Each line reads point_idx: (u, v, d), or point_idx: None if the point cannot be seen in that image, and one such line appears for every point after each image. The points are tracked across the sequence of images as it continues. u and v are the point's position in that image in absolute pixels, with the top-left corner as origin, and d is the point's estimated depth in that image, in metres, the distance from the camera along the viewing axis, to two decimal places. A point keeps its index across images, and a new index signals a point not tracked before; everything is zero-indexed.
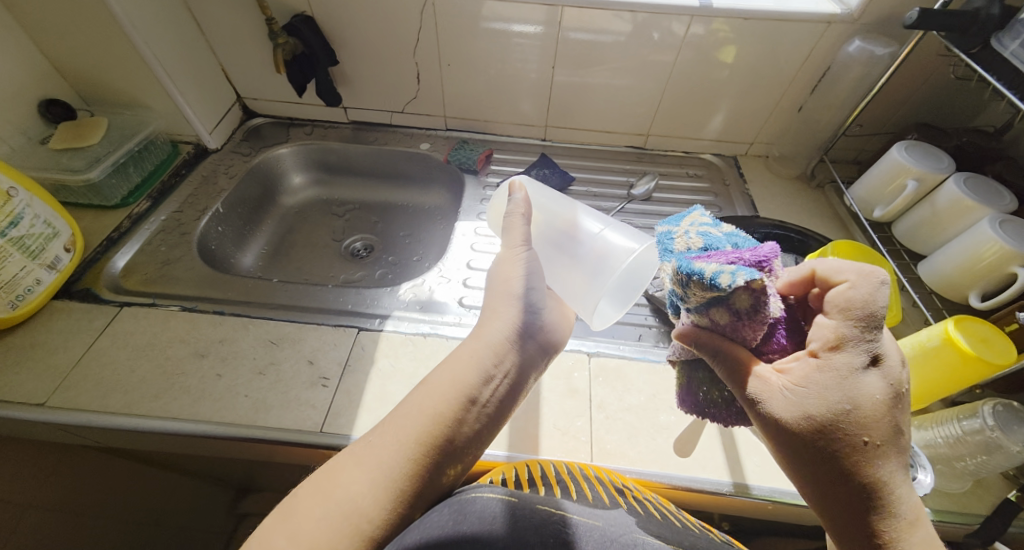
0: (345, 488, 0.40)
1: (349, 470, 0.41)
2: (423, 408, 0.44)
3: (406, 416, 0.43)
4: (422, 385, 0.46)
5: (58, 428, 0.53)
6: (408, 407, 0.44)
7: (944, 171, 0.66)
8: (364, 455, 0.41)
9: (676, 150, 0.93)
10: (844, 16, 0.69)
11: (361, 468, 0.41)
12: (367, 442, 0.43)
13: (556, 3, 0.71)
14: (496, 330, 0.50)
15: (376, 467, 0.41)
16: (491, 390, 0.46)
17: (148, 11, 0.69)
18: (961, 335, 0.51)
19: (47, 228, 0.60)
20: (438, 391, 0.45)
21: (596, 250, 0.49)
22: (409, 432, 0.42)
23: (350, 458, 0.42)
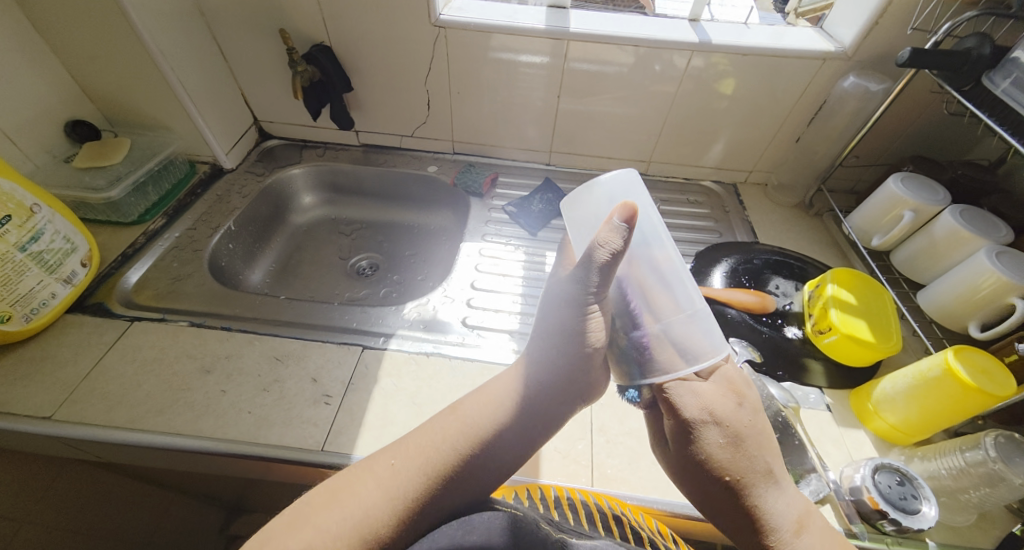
0: (361, 498, 0.40)
1: (363, 483, 0.41)
2: (449, 433, 0.44)
3: (432, 438, 0.44)
4: (452, 410, 0.46)
5: (62, 442, 0.54)
6: (437, 431, 0.44)
7: (940, 203, 0.67)
8: (385, 475, 0.42)
9: (678, 176, 0.95)
10: (839, 53, 0.72)
11: (379, 484, 0.41)
12: (389, 464, 0.43)
13: (563, 37, 0.74)
14: (539, 362, 0.46)
15: (394, 489, 0.41)
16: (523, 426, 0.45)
17: (175, 39, 0.72)
18: (961, 365, 0.52)
19: (66, 244, 0.62)
20: (469, 422, 0.45)
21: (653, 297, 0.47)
22: (434, 457, 0.43)
23: (368, 470, 0.43)
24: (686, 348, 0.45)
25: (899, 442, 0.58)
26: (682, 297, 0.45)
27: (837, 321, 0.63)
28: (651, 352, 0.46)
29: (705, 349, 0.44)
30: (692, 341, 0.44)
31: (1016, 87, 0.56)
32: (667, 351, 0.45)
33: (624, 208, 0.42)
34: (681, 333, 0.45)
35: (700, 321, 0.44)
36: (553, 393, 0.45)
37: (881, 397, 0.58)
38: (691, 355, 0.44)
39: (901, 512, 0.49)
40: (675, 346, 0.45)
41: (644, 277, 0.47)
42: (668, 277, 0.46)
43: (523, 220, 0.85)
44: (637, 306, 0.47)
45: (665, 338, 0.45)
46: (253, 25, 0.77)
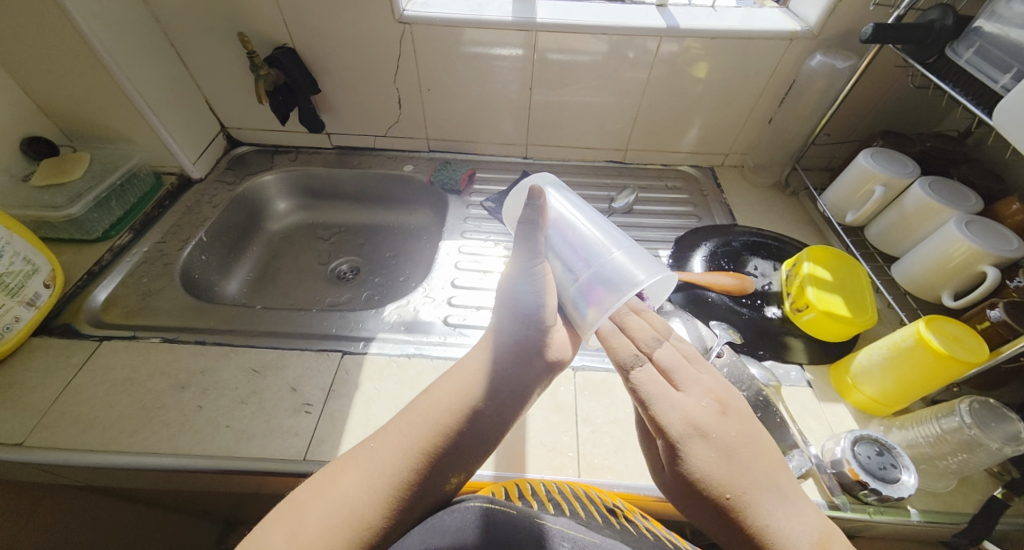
0: (345, 490, 0.39)
1: (348, 472, 0.41)
2: (428, 415, 0.43)
3: (410, 425, 0.43)
4: (426, 392, 0.46)
5: (35, 468, 0.53)
6: (414, 412, 0.44)
7: (908, 176, 0.68)
8: (366, 459, 0.42)
9: (655, 163, 0.95)
10: (804, 32, 0.73)
11: (361, 471, 0.41)
12: (369, 447, 0.42)
13: (531, 28, 0.73)
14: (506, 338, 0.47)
15: (378, 474, 0.40)
16: (497, 400, 0.44)
17: (131, 48, 0.70)
18: (933, 334, 0.53)
19: (27, 265, 0.60)
20: (445, 402, 0.44)
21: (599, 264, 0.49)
22: (414, 437, 0.42)
23: (348, 462, 0.42)
24: (626, 278, 0.48)
25: (878, 414, 0.59)
26: (613, 243, 0.51)
27: (813, 298, 0.64)
28: (606, 300, 0.48)
29: (641, 271, 0.48)
30: (627, 271, 0.48)
31: (979, 56, 0.57)
32: (611, 286, 0.48)
33: (534, 188, 0.53)
34: (619, 268, 0.49)
35: (633, 258, 0.50)
36: (523, 358, 0.46)
37: (859, 370, 0.59)
38: (631, 281, 0.47)
39: (881, 481, 0.50)
40: (616, 277, 0.48)
41: (582, 233, 0.52)
42: (600, 231, 0.52)
43: (501, 215, 0.84)
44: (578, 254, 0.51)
45: (608, 275, 0.49)
46: (213, 30, 0.75)
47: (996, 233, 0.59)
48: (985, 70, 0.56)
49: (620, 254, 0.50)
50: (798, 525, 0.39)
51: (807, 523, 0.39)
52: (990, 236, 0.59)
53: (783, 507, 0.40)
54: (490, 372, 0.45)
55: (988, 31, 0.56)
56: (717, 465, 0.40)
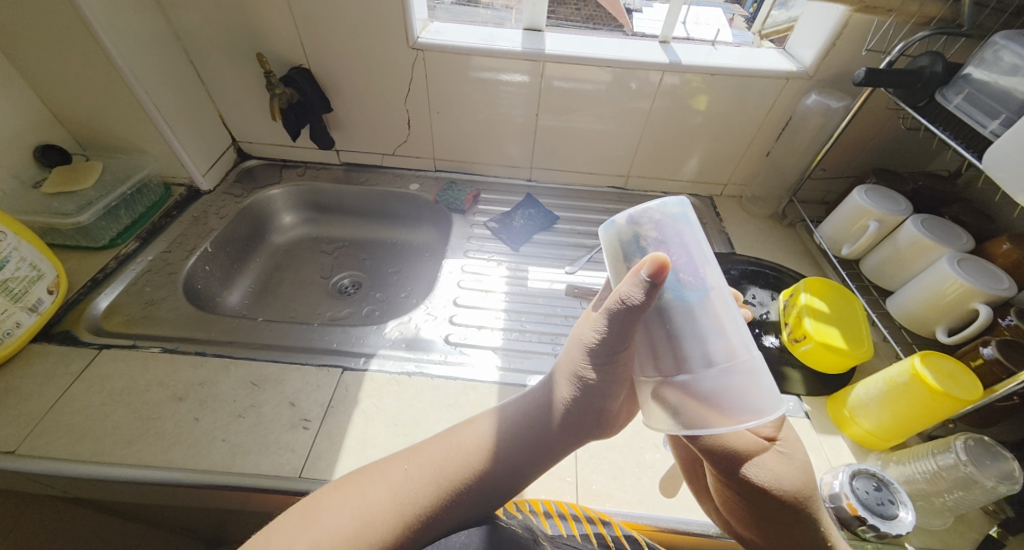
0: (368, 498, 0.41)
1: (373, 485, 0.42)
2: (462, 449, 0.44)
3: (443, 452, 0.44)
4: (468, 424, 0.46)
5: (24, 478, 0.52)
6: (453, 440, 0.44)
7: (902, 213, 0.70)
8: (397, 479, 0.42)
9: (655, 190, 0.97)
10: (800, 72, 0.76)
11: (388, 489, 0.41)
12: (401, 470, 0.43)
13: (539, 58, 0.76)
14: (545, 392, 0.45)
15: (404, 494, 0.41)
16: (521, 453, 0.43)
17: (149, 62, 0.72)
18: (928, 370, 0.53)
19: (32, 271, 0.60)
20: (483, 437, 0.44)
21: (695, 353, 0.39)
22: (446, 467, 0.43)
23: (380, 473, 0.43)
24: (724, 407, 0.38)
25: (876, 447, 0.59)
26: (723, 345, 0.39)
27: (811, 330, 0.65)
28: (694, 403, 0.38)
29: (750, 405, 0.38)
30: (727, 397, 0.38)
31: (968, 102, 0.59)
32: (701, 411, 0.38)
33: (654, 262, 0.37)
34: (720, 390, 0.38)
35: (743, 377, 0.38)
36: (559, 420, 0.43)
37: (856, 403, 0.59)
38: (729, 415, 0.38)
39: (879, 517, 0.50)
40: (711, 403, 0.38)
41: (681, 316, 0.40)
42: (710, 326, 0.39)
43: (504, 235, 0.85)
44: (669, 342, 0.40)
45: (705, 394, 0.38)
46: (231, 48, 0.77)
47: (988, 272, 0.61)
48: (974, 115, 0.58)
49: (727, 372, 0.38)
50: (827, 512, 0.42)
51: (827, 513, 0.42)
52: (982, 275, 0.60)
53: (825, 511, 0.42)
54: (529, 416, 0.44)
55: (976, 78, 0.58)
56: (788, 470, 0.41)
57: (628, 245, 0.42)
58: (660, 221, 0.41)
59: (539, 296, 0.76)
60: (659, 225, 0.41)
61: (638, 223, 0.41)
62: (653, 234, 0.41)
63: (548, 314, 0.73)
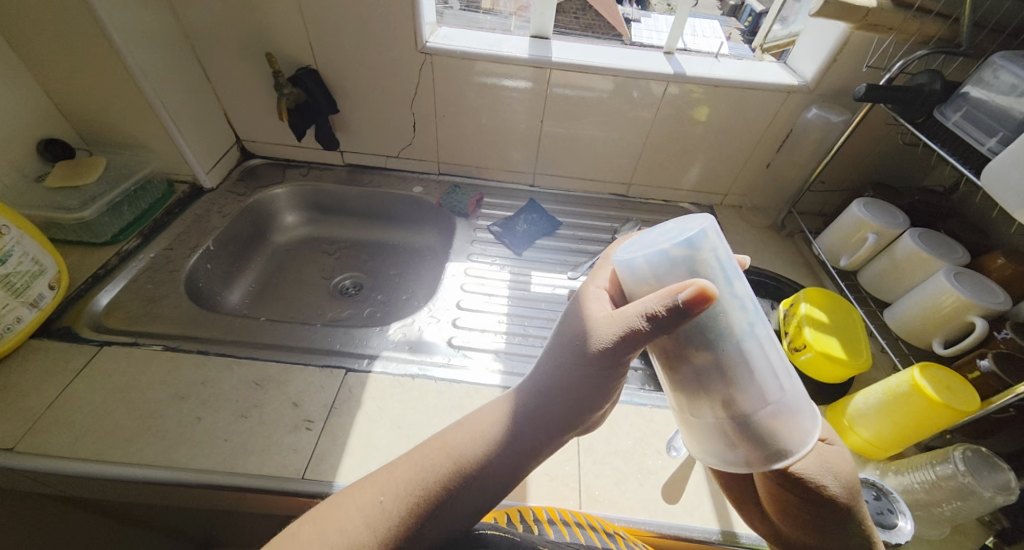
0: (344, 533, 0.38)
1: (349, 524, 0.39)
2: (438, 469, 0.41)
3: (422, 476, 0.41)
4: (439, 444, 0.43)
5: (22, 476, 0.51)
6: (429, 464, 0.41)
7: (899, 227, 0.72)
8: (372, 513, 0.39)
9: (657, 198, 0.98)
10: (802, 86, 0.77)
11: (366, 527, 0.39)
12: (377, 501, 0.40)
13: (544, 65, 0.77)
14: (532, 388, 0.44)
15: (382, 533, 0.38)
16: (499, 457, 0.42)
17: (157, 59, 0.71)
18: (926, 381, 0.54)
19: (34, 266, 0.60)
20: (461, 455, 0.42)
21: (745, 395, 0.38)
22: (420, 496, 0.40)
23: (355, 499, 0.40)
24: (771, 446, 0.38)
25: (874, 457, 0.60)
26: (779, 369, 0.39)
27: (811, 339, 0.66)
28: (745, 437, 0.39)
29: (806, 423, 0.39)
30: (791, 424, 0.38)
31: (966, 120, 0.60)
32: (767, 445, 0.38)
33: (698, 291, 0.34)
34: (782, 418, 0.38)
35: (789, 407, 0.38)
36: (543, 416, 0.42)
37: (855, 413, 0.60)
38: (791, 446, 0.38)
39: (879, 526, 0.50)
40: (759, 440, 0.38)
41: (743, 342, 0.37)
42: (756, 363, 0.38)
43: (507, 240, 0.86)
44: (726, 369, 0.38)
45: (751, 433, 0.38)
46: (239, 48, 0.77)
47: (984, 286, 0.62)
48: (972, 133, 0.59)
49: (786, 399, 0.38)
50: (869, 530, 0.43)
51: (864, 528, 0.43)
52: (978, 288, 0.61)
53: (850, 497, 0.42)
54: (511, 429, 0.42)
55: (975, 96, 0.60)
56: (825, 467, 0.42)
57: (675, 256, 0.37)
58: (713, 246, 0.38)
59: (541, 301, 0.77)
60: (713, 240, 0.38)
61: (710, 245, 0.38)
62: (710, 250, 0.38)
63: (551, 319, 0.73)
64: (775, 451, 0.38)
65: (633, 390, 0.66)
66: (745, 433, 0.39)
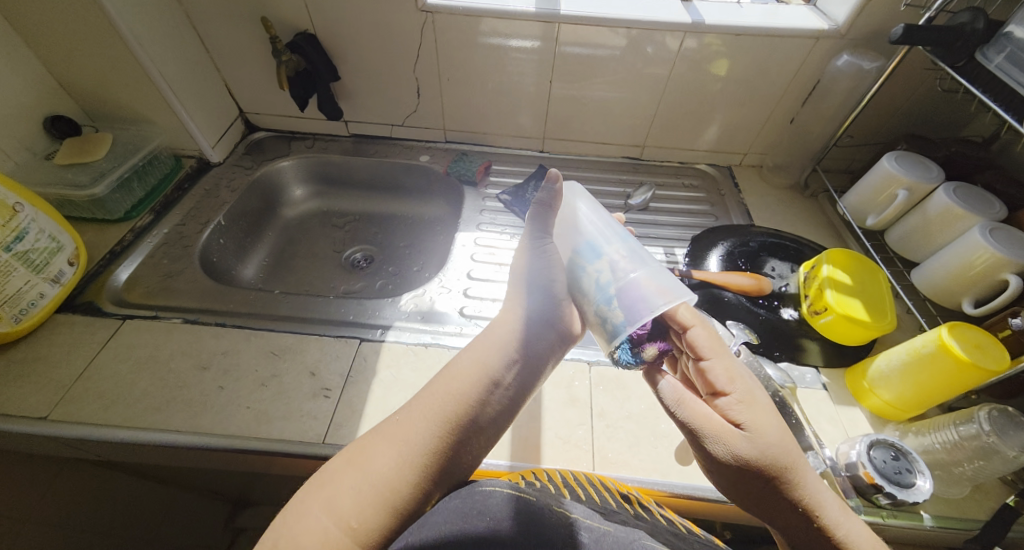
0: (377, 465, 0.41)
1: (383, 446, 0.42)
2: (451, 390, 0.46)
3: (437, 396, 0.45)
4: (452, 368, 0.48)
5: (57, 443, 0.53)
6: (444, 388, 0.46)
7: (933, 181, 0.67)
8: (398, 436, 0.43)
9: (672, 160, 0.94)
10: (831, 31, 0.72)
11: (392, 446, 0.42)
12: (394, 422, 0.44)
13: (552, 20, 0.73)
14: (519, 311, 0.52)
15: (408, 448, 0.42)
16: (504, 384, 0.47)
17: (154, 29, 0.70)
18: (955, 341, 0.52)
19: (51, 242, 0.61)
20: (469, 373, 0.47)
21: (607, 275, 0.48)
22: (442, 411, 0.44)
23: (380, 436, 0.44)
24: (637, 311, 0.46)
25: (894, 418, 0.59)
26: (648, 312, 0.45)
27: (832, 301, 0.64)
28: (615, 310, 0.47)
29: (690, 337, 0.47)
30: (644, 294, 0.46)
31: (1009, 62, 0.55)
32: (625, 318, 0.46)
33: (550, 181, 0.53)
34: (633, 293, 0.46)
35: (649, 277, 0.47)
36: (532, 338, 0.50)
37: (877, 374, 0.59)
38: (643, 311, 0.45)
39: (896, 486, 0.50)
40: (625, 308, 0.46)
41: (625, 327, 0.46)
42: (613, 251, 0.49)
43: (518, 208, 0.84)
44: (605, 333, 0.48)
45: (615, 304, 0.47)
46: (237, 15, 0.75)
47: (1021, 240, 0.58)
48: (1015, 76, 0.54)
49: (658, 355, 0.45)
50: (828, 493, 0.44)
51: (826, 486, 0.45)
52: (1014, 243, 0.58)
53: (814, 472, 0.45)
54: (511, 345, 0.49)
55: (1018, 37, 0.54)
56: (757, 427, 0.44)
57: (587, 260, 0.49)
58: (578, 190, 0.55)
59: None
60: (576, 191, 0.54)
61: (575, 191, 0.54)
62: (613, 260, 0.48)
63: None
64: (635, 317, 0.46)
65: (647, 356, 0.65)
66: (620, 308, 0.46)
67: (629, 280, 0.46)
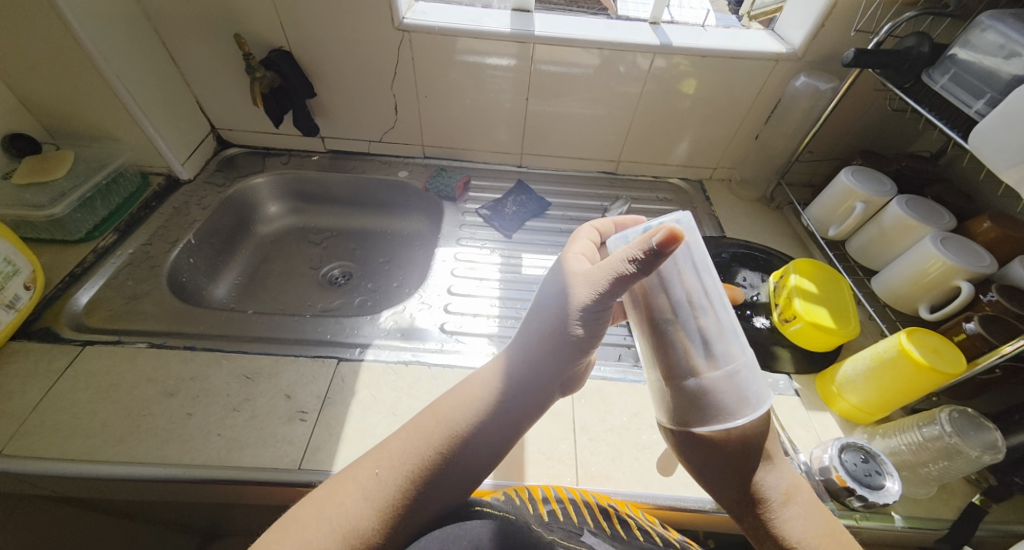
0: (347, 508, 0.40)
1: (345, 501, 0.40)
2: (432, 435, 0.43)
3: (414, 446, 0.43)
4: (433, 410, 0.45)
5: (10, 480, 0.50)
6: (419, 433, 0.44)
7: (888, 194, 0.71)
8: (369, 484, 0.41)
9: (645, 175, 0.97)
10: (790, 54, 0.76)
11: (362, 497, 0.40)
12: (372, 472, 0.42)
13: (527, 40, 0.75)
14: (529, 346, 0.47)
15: (381, 497, 0.40)
16: (493, 427, 0.44)
17: (120, 45, 0.68)
18: (914, 346, 0.55)
19: (6, 266, 0.58)
20: (455, 418, 0.44)
21: (690, 363, 0.43)
22: (418, 459, 0.42)
23: (351, 482, 0.41)
24: (715, 411, 0.43)
25: (862, 422, 0.61)
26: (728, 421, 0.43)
27: (800, 310, 0.66)
28: (690, 401, 0.44)
29: (739, 408, 0.43)
30: (732, 396, 0.43)
31: (953, 82, 0.60)
32: (698, 410, 0.44)
33: (667, 234, 0.39)
34: (717, 391, 0.43)
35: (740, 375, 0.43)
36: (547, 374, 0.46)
37: (844, 379, 0.61)
38: (725, 415, 0.43)
39: (867, 488, 0.52)
40: (702, 405, 0.43)
41: (688, 357, 0.44)
42: (703, 333, 0.44)
43: (497, 222, 0.85)
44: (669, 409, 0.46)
45: (693, 398, 0.44)
46: (208, 31, 0.74)
47: (969, 249, 0.62)
48: (959, 95, 0.59)
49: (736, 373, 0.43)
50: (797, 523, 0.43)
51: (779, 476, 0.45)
52: (963, 252, 0.62)
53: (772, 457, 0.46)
54: (500, 385, 0.45)
55: (963, 59, 0.59)
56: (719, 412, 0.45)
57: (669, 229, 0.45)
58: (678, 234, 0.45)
59: (533, 283, 0.76)
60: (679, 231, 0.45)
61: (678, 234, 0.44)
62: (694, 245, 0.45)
63: None
64: (709, 415, 0.43)
65: (627, 367, 0.66)
66: (689, 401, 0.44)
67: (718, 379, 0.43)
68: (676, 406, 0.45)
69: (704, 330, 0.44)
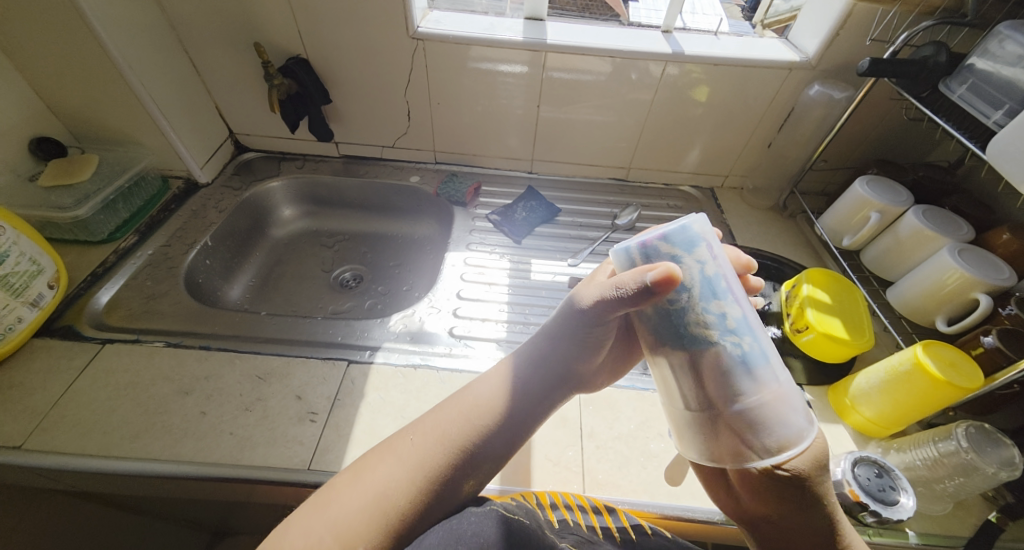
0: (380, 474, 0.42)
1: (385, 461, 0.43)
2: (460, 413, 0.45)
3: (451, 417, 0.45)
4: (465, 391, 0.48)
5: (30, 473, 0.51)
6: (454, 408, 0.46)
7: (903, 204, 0.70)
8: (406, 451, 0.43)
9: (657, 181, 0.97)
10: (804, 62, 0.75)
11: (400, 461, 0.42)
12: (410, 441, 0.44)
13: (539, 48, 0.75)
14: (535, 345, 0.48)
15: (415, 462, 0.42)
16: (509, 423, 0.45)
17: (145, 53, 0.70)
18: (930, 359, 0.54)
19: (32, 265, 0.60)
20: (483, 399, 0.46)
21: (726, 388, 0.37)
22: (450, 431, 0.44)
23: (389, 449, 0.44)
24: (757, 443, 0.37)
25: (876, 435, 0.60)
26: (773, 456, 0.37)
27: (812, 320, 0.65)
28: (726, 432, 0.38)
29: (784, 441, 0.37)
30: (777, 428, 0.37)
31: (972, 93, 0.59)
32: (737, 443, 0.38)
33: (663, 274, 0.36)
34: (758, 422, 0.37)
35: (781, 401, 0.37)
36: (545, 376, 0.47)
37: (857, 392, 0.60)
38: (768, 448, 0.37)
39: (881, 503, 0.51)
40: (743, 438, 0.37)
41: (727, 383, 0.37)
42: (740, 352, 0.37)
43: (507, 228, 0.85)
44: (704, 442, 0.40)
45: (733, 427, 0.37)
46: (228, 39, 0.76)
47: (988, 261, 0.61)
48: (978, 106, 0.58)
49: (775, 396, 0.37)
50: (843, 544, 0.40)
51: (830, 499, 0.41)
52: (981, 264, 0.61)
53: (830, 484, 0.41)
54: (519, 375, 0.47)
55: (980, 68, 0.58)
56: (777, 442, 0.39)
57: (670, 240, 0.38)
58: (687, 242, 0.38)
59: (543, 289, 0.76)
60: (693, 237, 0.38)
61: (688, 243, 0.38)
62: (708, 250, 0.39)
63: (552, 306, 0.73)
64: (747, 447, 0.37)
65: (635, 374, 0.65)
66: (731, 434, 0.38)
67: (762, 408, 0.37)
68: (714, 439, 0.39)
69: (742, 349, 0.37)
